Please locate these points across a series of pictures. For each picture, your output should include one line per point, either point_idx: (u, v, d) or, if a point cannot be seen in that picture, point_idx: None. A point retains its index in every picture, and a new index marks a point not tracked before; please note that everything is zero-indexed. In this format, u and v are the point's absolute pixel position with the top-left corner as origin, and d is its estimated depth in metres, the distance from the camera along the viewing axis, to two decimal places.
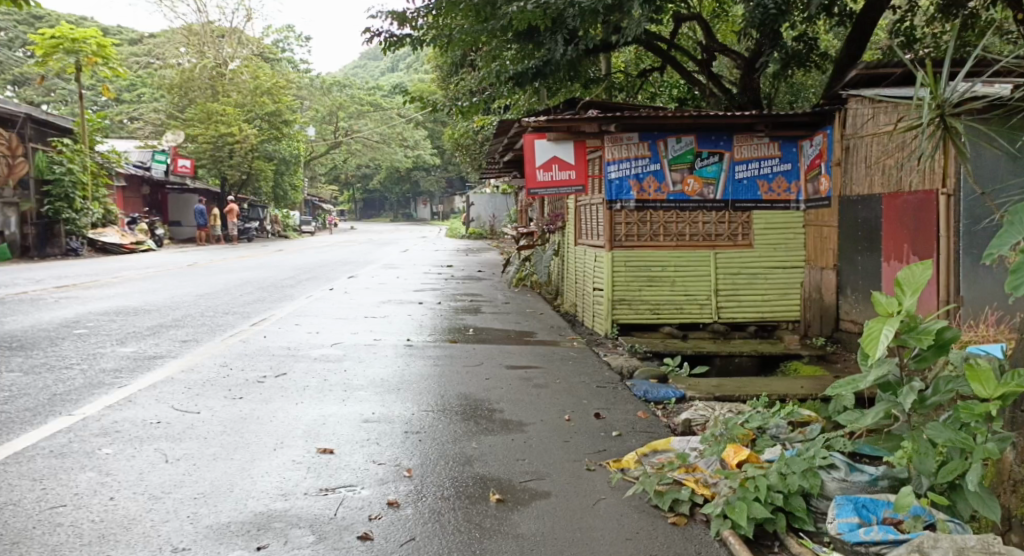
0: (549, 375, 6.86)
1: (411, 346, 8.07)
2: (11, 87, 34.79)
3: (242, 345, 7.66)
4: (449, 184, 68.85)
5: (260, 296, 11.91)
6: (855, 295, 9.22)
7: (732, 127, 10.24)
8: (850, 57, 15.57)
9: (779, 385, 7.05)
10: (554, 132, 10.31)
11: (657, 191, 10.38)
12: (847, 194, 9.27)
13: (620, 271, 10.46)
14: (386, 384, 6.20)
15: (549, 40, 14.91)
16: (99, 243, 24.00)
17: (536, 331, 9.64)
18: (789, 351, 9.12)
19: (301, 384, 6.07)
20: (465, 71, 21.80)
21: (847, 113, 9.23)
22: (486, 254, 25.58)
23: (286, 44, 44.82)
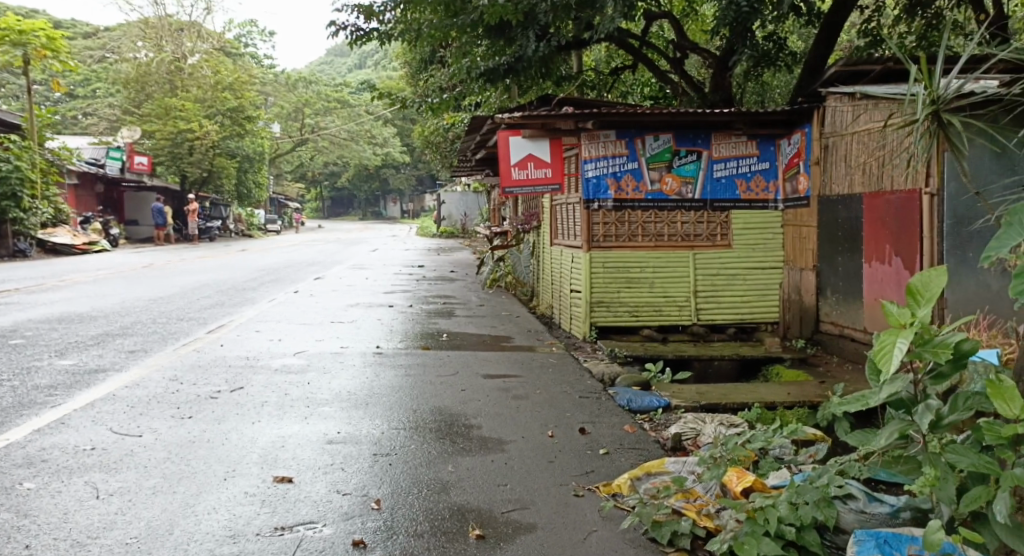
0: (527, 384, 6.51)
1: (380, 354, 7.69)
2: None
3: (198, 356, 7.23)
4: (419, 182, 68.28)
5: (220, 300, 11.45)
6: (836, 296, 8.63)
7: (710, 125, 9.88)
8: (823, 56, 15.38)
9: (766, 393, 6.73)
10: (530, 129, 9.96)
11: (635, 190, 9.98)
12: (827, 194, 8.75)
13: (598, 272, 10.13)
14: (353, 397, 5.91)
15: (520, 36, 14.57)
16: (51, 243, 23.29)
17: (508, 335, 9.28)
18: (770, 355, 8.74)
19: (259, 399, 5.79)
20: (434, 68, 21.40)
21: (827, 110, 8.68)
22: (456, 253, 25.17)
23: (250, 40, 44.03)
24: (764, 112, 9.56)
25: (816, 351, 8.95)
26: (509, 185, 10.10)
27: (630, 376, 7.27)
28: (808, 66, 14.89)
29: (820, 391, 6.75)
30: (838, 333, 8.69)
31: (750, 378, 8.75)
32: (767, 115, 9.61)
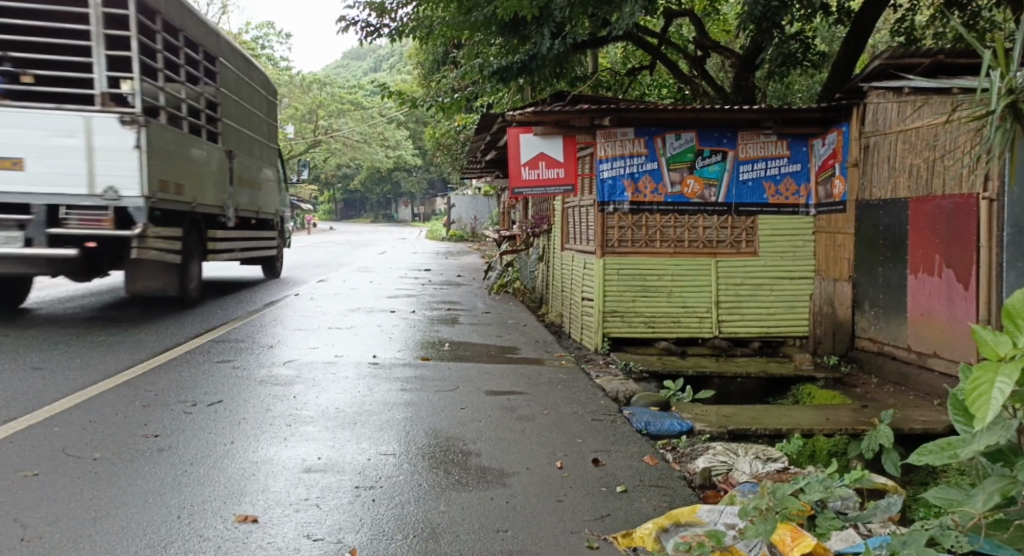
0: (535, 404, 5.86)
1: (376, 365, 7.05)
2: None
3: (176, 366, 6.62)
4: (431, 185, 67.83)
5: (213, 303, 10.84)
6: (874, 311, 7.99)
7: (736, 124, 9.31)
8: (849, 55, 14.70)
9: (800, 417, 6.07)
10: (541, 126, 9.35)
11: (654, 192, 9.46)
12: (866, 198, 8.15)
13: (613, 280, 9.50)
14: (341, 416, 5.25)
15: (536, 34, 13.94)
16: None
17: (517, 346, 8.63)
18: (799, 374, 8.05)
19: (237, 416, 5.14)
20: (447, 68, 20.81)
21: (866, 109, 8.22)
22: (465, 257, 24.53)
23: (264, 41, 43.62)
24: (796, 110, 8.94)
25: (850, 371, 8.26)
26: (518, 185, 9.47)
27: (649, 395, 6.66)
28: (834, 69, 14.08)
29: (861, 415, 6.08)
30: (875, 350, 8.03)
31: (778, 398, 8.07)
32: (798, 112, 8.94)
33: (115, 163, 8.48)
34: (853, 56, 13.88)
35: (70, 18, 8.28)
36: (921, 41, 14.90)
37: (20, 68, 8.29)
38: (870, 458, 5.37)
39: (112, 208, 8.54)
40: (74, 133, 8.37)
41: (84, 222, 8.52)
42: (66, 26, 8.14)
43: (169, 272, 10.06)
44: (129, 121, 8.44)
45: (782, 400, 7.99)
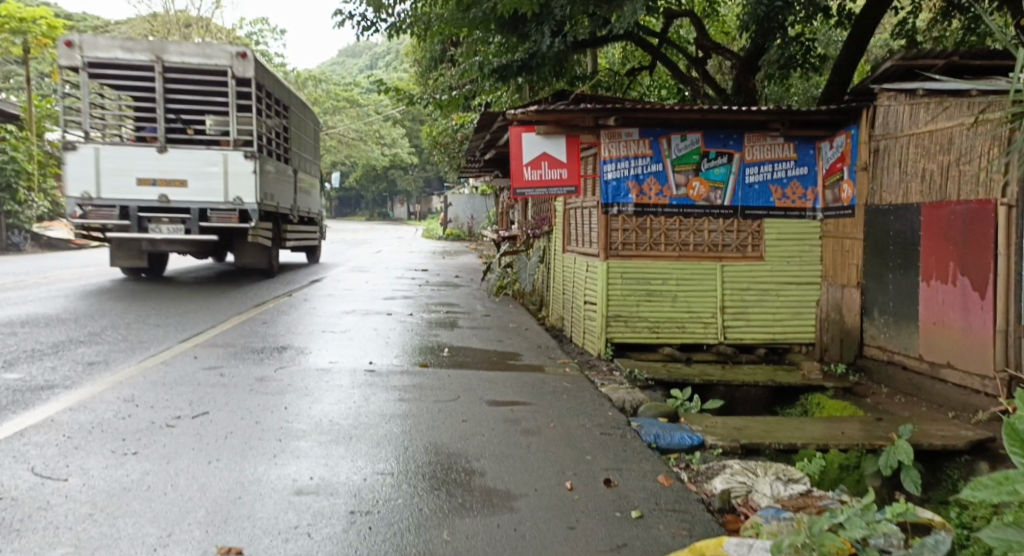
0: (539, 415, 5.63)
1: (373, 372, 6.81)
2: None
3: (163, 372, 6.35)
4: (426, 184, 67.56)
5: (206, 304, 10.58)
6: (884, 319, 7.78)
7: (743, 125, 9.08)
8: (853, 57, 14.48)
9: (813, 431, 5.84)
10: (544, 125, 9.10)
11: (658, 194, 9.22)
12: (875, 203, 7.94)
13: (616, 283, 9.30)
14: (334, 430, 5.01)
15: (536, 32, 13.67)
16: (45, 237, 22.47)
17: (517, 352, 8.39)
18: (807, 383, 7.82)
19: (224, 428, 4.89)
20: (445, 66, 20.55)
21: (876, 112, 8.00)
22: (462, 257, 24.30)
23: (260, 38, 43.32)
24: (805, 112, 8.70)
25: (859, 381, 8.03)
26: (519, 186, 9.22)
27: (656, 405, 6.45)
28: (836, 71, 13.83)
29: (875, 429, 5.85)
30: (885, 359, 7.81)
31: (785, 407, 7.84)
32: (808, 114, 8.69)
33: (239, 181, 12.46)
34: (857, 57, 13.63)
35: (215, 95, 12.36)
36: (925, 42, 14.69)
37: (185, 124, 12.36)
38: (888, 477, 5.13)
39: (237, 210, 12.49)
40: (216, 163, 12.31)
41: (221, 220, 12.50)
42: (215, 98, 12.29)
43: (262, 253, 14.42)
44: (250, 155, 12.40)
45: (790, 410, 7.76)
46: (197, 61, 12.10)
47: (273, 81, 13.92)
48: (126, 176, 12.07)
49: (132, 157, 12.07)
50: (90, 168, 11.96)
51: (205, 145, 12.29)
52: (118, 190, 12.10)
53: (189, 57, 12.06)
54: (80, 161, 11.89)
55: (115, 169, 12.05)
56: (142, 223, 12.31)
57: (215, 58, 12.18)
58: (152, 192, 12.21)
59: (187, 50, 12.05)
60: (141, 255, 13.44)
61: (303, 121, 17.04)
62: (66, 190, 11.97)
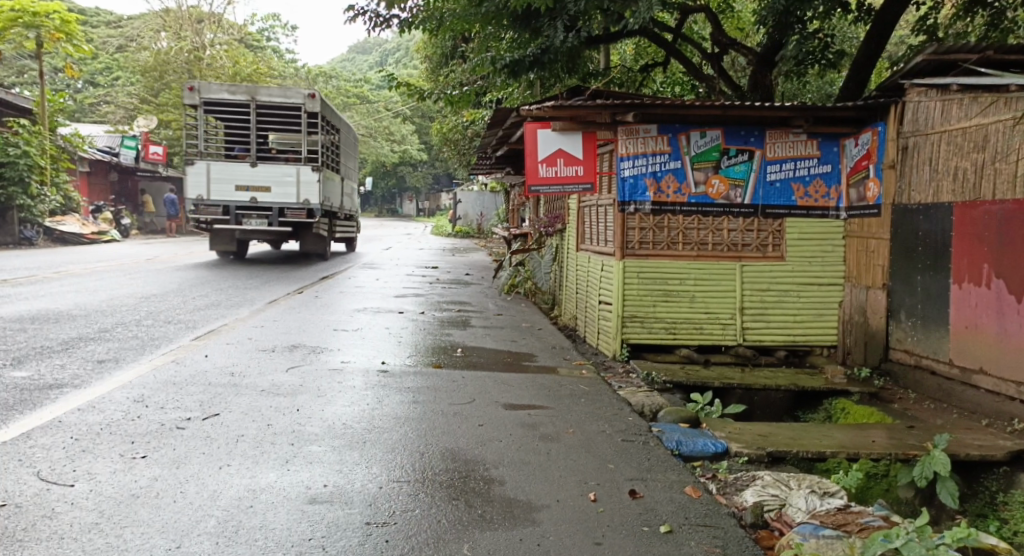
0: (558, 420, 5.44)
1: (385, 373, 6.62)
2: None
3: (172, 370, 6.17)
4: (436, 180, 67.41)
5: (215, 300, 10.41)
6: (911, 322, 7.57)
7: (765, 121, 8.87)
8: (873, 52, 14.19)
9: (842, 438, 5.64)
10: (560, 121, 8.89)
11: (676, 192, 9.01)
12: (903, 202, 7.76)
13: (632, 283, 9.10)
14: (348, 433, 4.82)
15: (548, 26, 13.36)
16: (56, 232, 22.37)
17: (532, 353, 8.20)
18: (831, 388, 7.60)
19: (235, 431, 4.71)
20: (456, 62, 20.34)
21: (905, 108, 7.85)
22: (472, 254, 24.11)
23: (272, 34, 43.23)
24: (830, 108, 8.48)
25: (884, 386, 7.80)
26: (534, 183, 9.02)
27: (677, 409, 6.26)
28: (854, 68, 13.56)
29: (907, 438, 5.64)
30: (912, 364, 7.59)
31: (808, 413, 7.62)
32: (832, 110, 8.47)
33: (309, 188, 15.84)
34: (876, 53, 13.34)
35: (293, 124, 15.81)
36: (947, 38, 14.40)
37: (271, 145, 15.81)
38: (923, 488, 4.92)
39: (306, 208, 15.83)
40: (291, 174, 15.70)
41: (295, 215, 15.83)
42: (293, 128, 15.74)
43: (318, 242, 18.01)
44: (318, 168, 15.79)
45: (813, 415, 7.53)
46: (279, 102, 15.47)
47: (328, 110, 16.90)
48: (228, 183, 15.45)
49: (233, 168, 15.48)
50: (203, 177, 15.43)
51: (283, 163, 15.70)
52: (222, 194, 15.56)
53: (273, 98, 15.43)
54: (196, 172, 15.35)
55: (221, 178, 15.52)
56: (237, 218, 15.68)
57: (292, 98, 15.52)
58: (246, 195, 15.60)
59: (273, 93, 15.43)
60: (231, 242, 16.90)
61: (355, 149, 22.12)
62: (185, 194, 15.47)
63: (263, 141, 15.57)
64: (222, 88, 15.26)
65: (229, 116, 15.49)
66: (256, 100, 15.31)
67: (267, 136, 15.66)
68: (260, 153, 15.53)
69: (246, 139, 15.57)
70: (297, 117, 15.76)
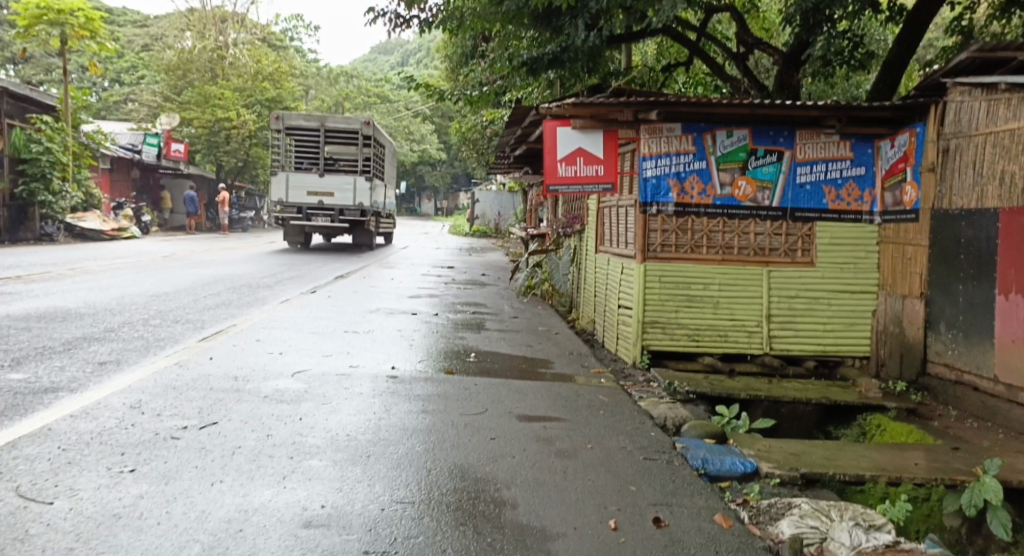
0: (574, 434, 5.10)
1: (395, 379, 6.29)
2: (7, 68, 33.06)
3: (174, 372, 5.86)
4: (454, 180, 67.28)
5: (226, 299, 10.13)
6: (953, 333, 7.38)
7: (796, 121, 8.49)
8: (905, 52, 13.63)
9: (881, 459, 5.32)
10: (581, 119, 8.54)
11: (701, 193, 8.64)
12: (943, 207, 7.60)
13: (654, 287, 8.74)
14: (351, 446, 4.50)
15: (569, 25, 12.88)
16: (78, 229, 22.22)
17: (548, 359, 7.86)
18: (866, 402, 7.30)
19: (232, 441, 4.37)
20: (475, 61, 20.04)
21: (946, 108, 7.64)
22: (488, 254, 23.81)
23: (294, 33, 43.15)
24: (864, 107, 8.09)
25: (923, 401, 7.60)
26: (553, 183, 8.67)
27: (702, 424, 5.91)
28: (884, 68, 13.10)
29: (950, 461, 5.33)
30: (953, 379, 7.41)
31: (841, 428, 7.32)
32: (868, 110, 8.09)
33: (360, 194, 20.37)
34: (908, 53, 12.88)
35: (353, 144, 20.11)
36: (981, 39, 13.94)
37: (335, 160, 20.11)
38: (972, 516, 4.65)
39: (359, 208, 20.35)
40: (348, 184, 20.10)
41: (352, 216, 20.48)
42: (354, 147, 20.05)
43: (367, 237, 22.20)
44: (368, 177, 20.11)
45: (847, 430, 7.24)
46: (342, 127, 19.83)
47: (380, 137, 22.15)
48: (301, 190, 19.84)
49: (304, 178, 19.86)
50: (283, 184, 19.81)
51: (343, 173, 20.07)
52: (298, 199, 20.00)
53: (338, 125, 19.85)
54: (278, 181, 19.76)
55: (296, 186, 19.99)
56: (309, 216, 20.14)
57: (352, 124, 19.91)
58: (315, 199, 20.10)
59: (336, 121, 19.80)
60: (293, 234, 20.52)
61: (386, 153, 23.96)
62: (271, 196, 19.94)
63: (329, 157, 20.01)
64: (301, 117, 19.68)
65: (304, 138, 19.78)
66: (325, 127, 19.77)
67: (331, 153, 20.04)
68: (326, 167, 19.98)
69: (314, 156, 19.88)
70: (354, 137, 20.11)
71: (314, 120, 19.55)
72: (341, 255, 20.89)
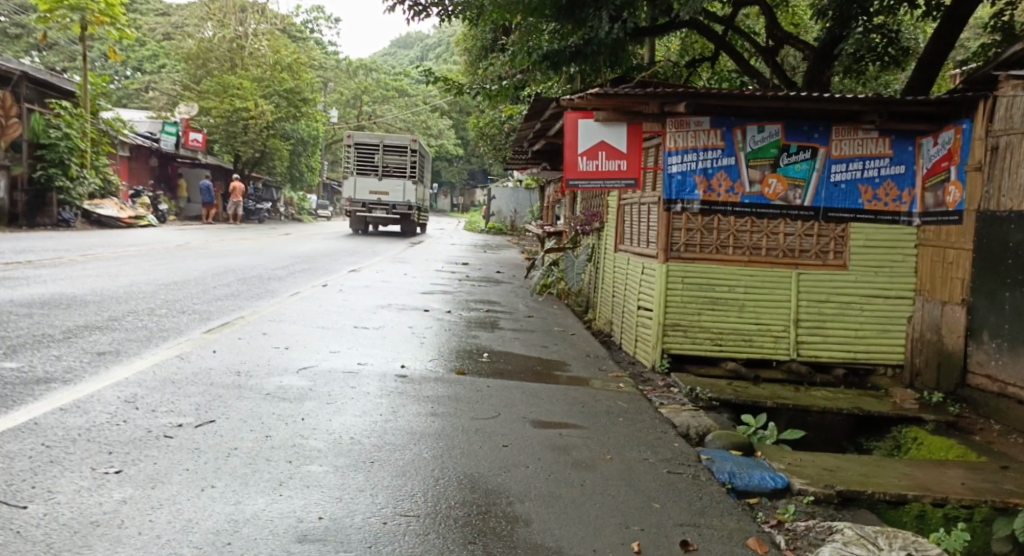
0: (594, 443, 4.80)
1: (405, 378, 6.00)
2: (29, 55, 33.05)
3: (175, 365, 5.58)
4: (470, 176, 67.20)
5: (235, 290, 9.86)
6: (996, 342, 7.04)
7: (831, 116, 8.13)
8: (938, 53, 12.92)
9: (922, 480, 5.01)
10: (604, 111, 8.19)
11: (729, 191, 8.32)
12: (989, 207, 7.22)
13: (676, 289, 8.39)
14: (355, 450, 4.20)
15: (593, 17, 12.52)
16: (94, 215, 22.15)
17: (565, 360, 7.54)
18: (901, 414, 6.99)
19: (228, 442, 4.08)
20: (496, 55, 19.77)
21: (995, 104, 7.29)
22: (503, 251, 23.53)
23: (315, 25, 43.07)
24: (907, 102, 7.74)
25: (961, 413, 7.30)
26: (573, 177, 8.34)
27: (727, 434, 5.58)
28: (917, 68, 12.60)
29: (998, 484, 5.01)
30: (996, 391, 7.07)
31: (873, 440, 7.02)
32: (910, 105, 7.73)
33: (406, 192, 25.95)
34: (943, 51, 12.45)
35: (401, 153, 25.69)
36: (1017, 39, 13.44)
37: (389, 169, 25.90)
38: None
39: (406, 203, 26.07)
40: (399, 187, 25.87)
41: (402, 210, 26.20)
42: (402, 156, 25.67)
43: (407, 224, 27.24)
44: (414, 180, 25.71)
45: (880, 443, 6.94)
46: (396, 141, 25.60)
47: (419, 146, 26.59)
48: (365, 190, 25.60)
49: (367, 180, 25.75)
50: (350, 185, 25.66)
51: (396, 179, 25.82)
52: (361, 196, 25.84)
53: (393, 140, 25.57)
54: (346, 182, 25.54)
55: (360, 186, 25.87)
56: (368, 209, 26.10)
57: (403, 139, 25.63)
58: (374, 195, 25.77)
59: (391, 138, 25.63)
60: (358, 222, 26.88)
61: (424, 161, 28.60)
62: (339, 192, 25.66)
63: (385, 165, 25.70)
64: (365, 135, 25.54)
65: (366, 150, 25.64)
66: (383, 142, 25.53)
67: (386, 161, 25.70)
68: (384, 172, 25.74)
69: (374, 164, 25.66)
70: (403, 149, 25.76)
71: (372, 135, 25.22)
72: (366, 248, 21.61)
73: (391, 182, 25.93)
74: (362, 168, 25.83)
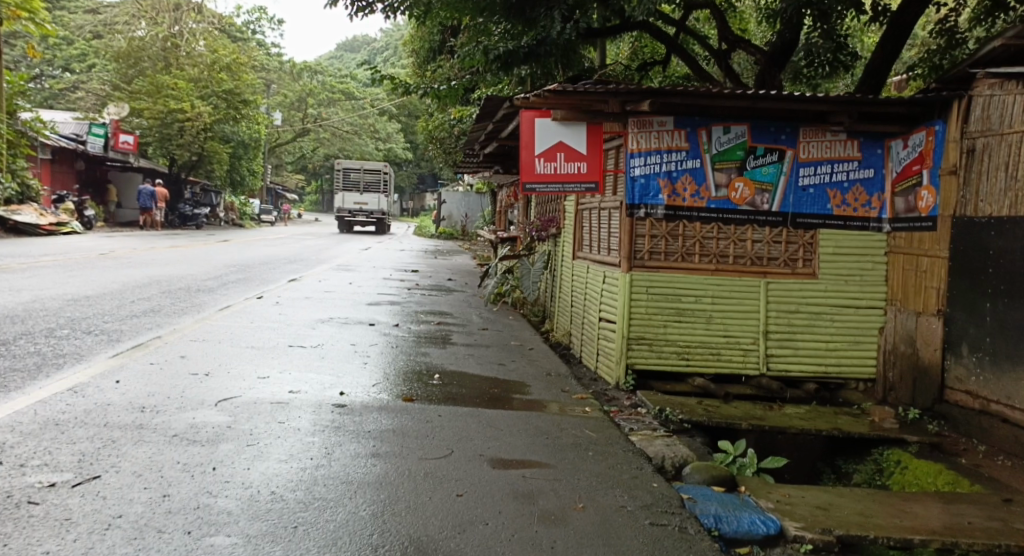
0: (561, 488, 4.14)
1: (343, 409, 5.27)
2: None
3: (66, 401, 4.77)
4: (419, 179, 66.43)
5: (157, 304, 9.00)
6: (978, 357, 6.58)
7: (799, 116, 7.62)
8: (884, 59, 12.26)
9: (925, 520, 4.47)
10: (561, 110, 7.57)
11: (694, 195, 7.75)
12: (968, 213, 6.76)
13: (640, 299, 7.84)
14: (270, 513, 3.47)
15: (544, 17, 11.85)
16: (11, 223, 20.73)
17: (522, 380, 6.87)
18: (881, 434, 6.48)
19: (113, 509, 3.33)
20: (443, 56, 19.09)
21: (971, 104, 6.84)
22: (454, 258, 22.77)
23: (256, 27, 41.91)
24: (878, 102, 7.24)
25: (941, 431, 6.83)
26: (529, 180, 7.72)
27: (706, 466, 5.00)
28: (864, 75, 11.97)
29: (1005, 524, 4.49)
30: (977, 408, 6.62)
31: (852, 462, 6.50)
32: (880, 106, 7.24)
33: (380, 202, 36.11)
34: (893, 57, 11.87)
35: (374, 176, 36.37)
36: (962, 43, 12.90)
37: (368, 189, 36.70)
38: None
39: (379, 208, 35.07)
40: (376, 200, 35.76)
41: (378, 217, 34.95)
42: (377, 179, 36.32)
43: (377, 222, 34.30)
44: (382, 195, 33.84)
45: (859, 466, 6.41)
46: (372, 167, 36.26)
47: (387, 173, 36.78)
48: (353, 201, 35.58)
49: (351, 195, 35.86)
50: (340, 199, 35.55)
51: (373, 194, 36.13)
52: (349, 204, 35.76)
53: (370, 166, 36.26)
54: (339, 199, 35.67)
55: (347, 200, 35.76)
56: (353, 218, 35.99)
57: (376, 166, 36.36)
58: (358, 204, 35.77)
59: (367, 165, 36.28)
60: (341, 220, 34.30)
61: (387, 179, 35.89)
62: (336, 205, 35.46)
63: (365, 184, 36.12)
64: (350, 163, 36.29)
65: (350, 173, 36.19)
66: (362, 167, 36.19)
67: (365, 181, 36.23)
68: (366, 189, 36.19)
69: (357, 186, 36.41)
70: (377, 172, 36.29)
71: (357, 163, 36.01)
72: (310, 255, 20.72)
73: (371, 196, 36.14)
74: (349, 187, 36.45)
